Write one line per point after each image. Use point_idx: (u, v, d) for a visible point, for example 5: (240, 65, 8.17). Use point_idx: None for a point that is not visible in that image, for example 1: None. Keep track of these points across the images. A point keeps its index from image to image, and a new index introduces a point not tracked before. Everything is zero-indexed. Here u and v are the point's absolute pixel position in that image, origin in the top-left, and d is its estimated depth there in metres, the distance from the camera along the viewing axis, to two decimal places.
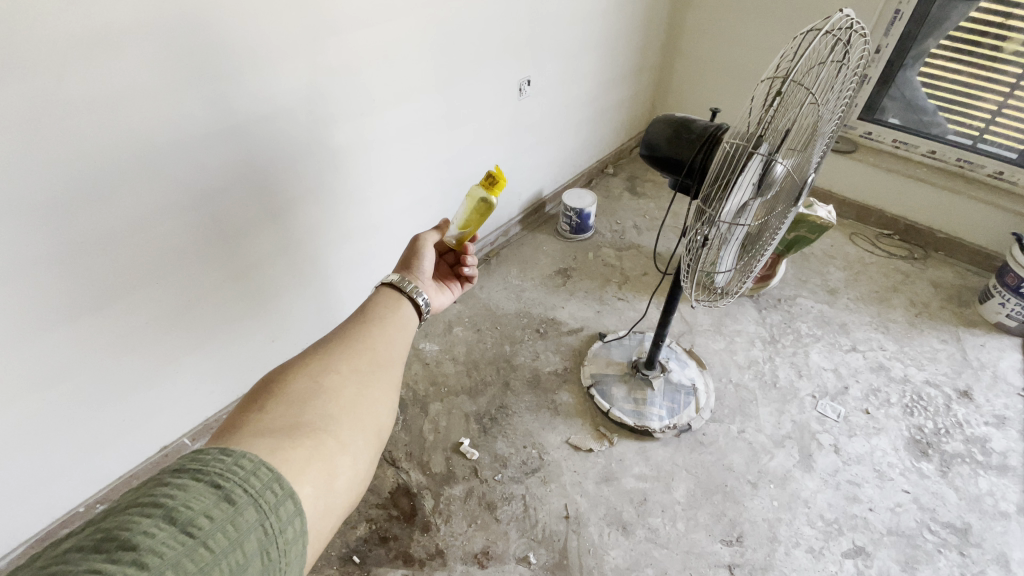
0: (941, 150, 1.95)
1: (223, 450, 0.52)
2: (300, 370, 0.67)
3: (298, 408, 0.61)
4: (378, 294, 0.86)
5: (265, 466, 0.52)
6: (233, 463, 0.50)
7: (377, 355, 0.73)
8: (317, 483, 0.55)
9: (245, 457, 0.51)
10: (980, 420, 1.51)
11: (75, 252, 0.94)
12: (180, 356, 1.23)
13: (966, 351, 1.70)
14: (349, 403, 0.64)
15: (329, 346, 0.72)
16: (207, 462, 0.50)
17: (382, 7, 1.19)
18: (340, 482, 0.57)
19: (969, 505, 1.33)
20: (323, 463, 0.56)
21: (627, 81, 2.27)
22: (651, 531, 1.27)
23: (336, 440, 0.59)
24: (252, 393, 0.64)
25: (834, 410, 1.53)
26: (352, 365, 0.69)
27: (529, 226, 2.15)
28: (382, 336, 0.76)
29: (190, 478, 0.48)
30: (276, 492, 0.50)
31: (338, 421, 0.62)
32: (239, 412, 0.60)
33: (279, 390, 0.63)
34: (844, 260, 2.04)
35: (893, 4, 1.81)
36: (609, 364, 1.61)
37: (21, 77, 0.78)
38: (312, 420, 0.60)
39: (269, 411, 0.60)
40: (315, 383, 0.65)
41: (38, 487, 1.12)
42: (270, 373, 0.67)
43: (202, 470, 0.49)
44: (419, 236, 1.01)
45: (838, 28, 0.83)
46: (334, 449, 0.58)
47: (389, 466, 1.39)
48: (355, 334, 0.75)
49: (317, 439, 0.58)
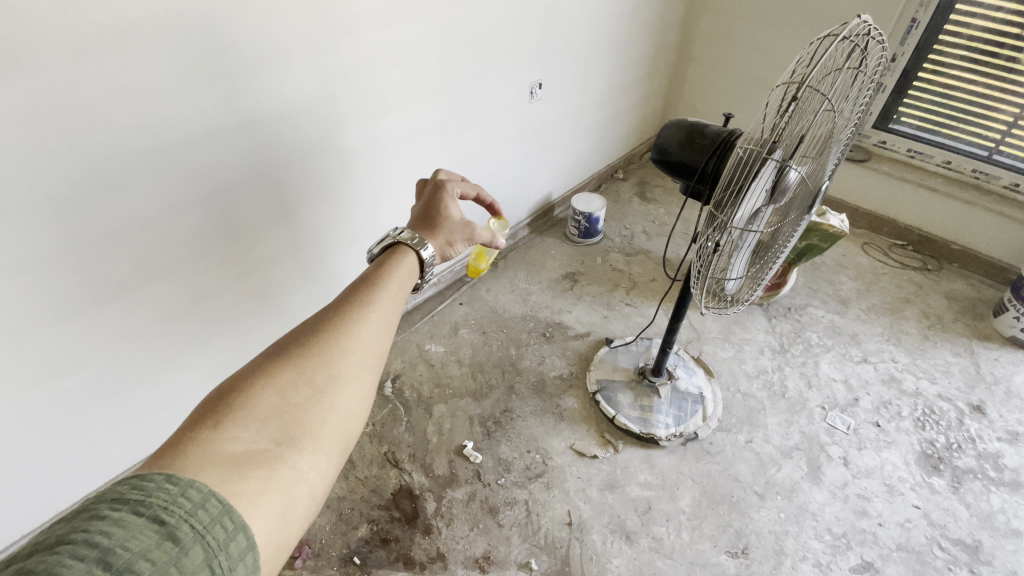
0: (956, 161, 1.93)
1: (169, 476, 0.46)
2: (265, 374, 0.57)
3: (255, 430, 0.53)
4: (398, 269, 0.76)
5: (215, 497, 0.46)
6: (178, 494, 0.44)
7: (359, 355, 0.63)
8: (270, 519, 0.48)
9: (192, 486, 0.45)
10: (993, 436, 1.48)
11: (79, 249, 0.94)
12: (187, 352, 1.23)
13: (980, 365, 1.67)
14: (317, 419, 0.56)
15: (304, 338, 0.62)
16: (149, 491, 0.44)
17: (395, 8, 1.19)
18: (297, 514, 0.51)
19: (980, 522, 1.30)
20: (278, 497, 0.49)
21: (639, 85, 2.26)
22: (654, 540, 1.26)
23: (294, 468, 0.52)
24: (207, 398, 0.55)
25: (843, 422, 1.50)
26: (326, 371, 0.60)
27: (537, 229, 2.15)
28: (371, 325, 0.66)
29: (129, 512, 0.42)
30: (226, 525, 0.45)
31: (300, 444, 0.54)
32: (187, 426, 0.52)
33: (237, 400, 0.55)
34: (856, 270, 2.02)
35: (910, 12, 1.79)
36: (615, 370, 1.60)
37: (34, 72, 0.78)
38: (269, 444, 0.53)
39: (222, 428, 0.52)
40: (280, 392, 0.56)
41: (43, 480, 1.12)
42: (233, 374, 0.58)
43: (144, 503, 0.43)
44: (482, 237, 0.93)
45: (855, 34, 0.82)
46: (292, 479, 0.51)
47: (392, 467, 1.38)
48: (338, 321, 0.64)
49: (272, 468, 0.51)
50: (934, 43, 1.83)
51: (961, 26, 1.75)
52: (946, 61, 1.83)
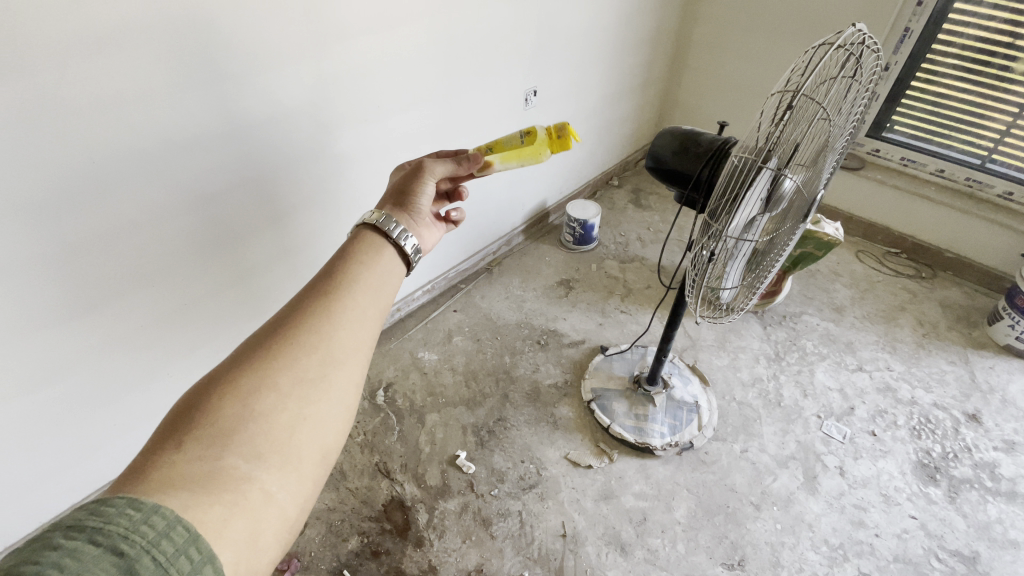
0: (949, 169, 1.94)
1: (132, 501, 0.44)
2: (230, 384, 0.55)
3: (220, 447, 0.51)
4: (373, 258, 0.73)
5: (182, 524, 0.44)
6: (141, 521, 0.42)
7: (330, 355, 0.61)
8: (238, 547, 0.47)
9: (157, 513, 0.43)
10: (989, 445, 1.47)
11: (65, 256, 0.93)
12: (174, 361, 1.20)
13: (975, 373, 1.67)
14: (286, 432, 0.54)
15: (272, 341, 0.60)
16: (110, 518, 0.42)
17: (389, 13, 1.18)
18: (266, 537, 0.50)
19: (977, 533, 1.29)
20: (245, 523, 0.48)
21: (635, 93, 2.26)
22: (650, 552, 1.24)
23: (261, 489, 0.50)
24: (172, 413, 0.54)
25: (839, 431, 1.49)
26: (297, 376, 0.58)
27: (532, 235, 2.14)
28: (341, 323, 0.63)
29: (86, 541, 0.40)
30: (191, 557, 0.43)
31: (268, 460, 0.52)
32: (151, 446, 0.51)
33: (200, 415, 0.52)
34: (850, 277, 2.02)
35: (903, 22, 1.80)
36: (610, 378, 1.58)
37: (19, 74, 0.76)
38: (235, 461, 0.51)
39: (186, 446, 0.50)
40: (246, 403, 0.54)
41: (26, 492, 1.10)
42: (198, 383, 0.56)
43: (102, 530, 0.41)
44: (423, 166, 0.93)
45: (850, 43, 0.82)
46: (259, 502, 0.50)
47: (384, 477, 1.36)
48: (309, 321, 0.62)
49: (238, 491, 0.49)
50: (927, 52, 1.84)
51: (954, 35, 1.76)
52: (939, 70, 1.84)
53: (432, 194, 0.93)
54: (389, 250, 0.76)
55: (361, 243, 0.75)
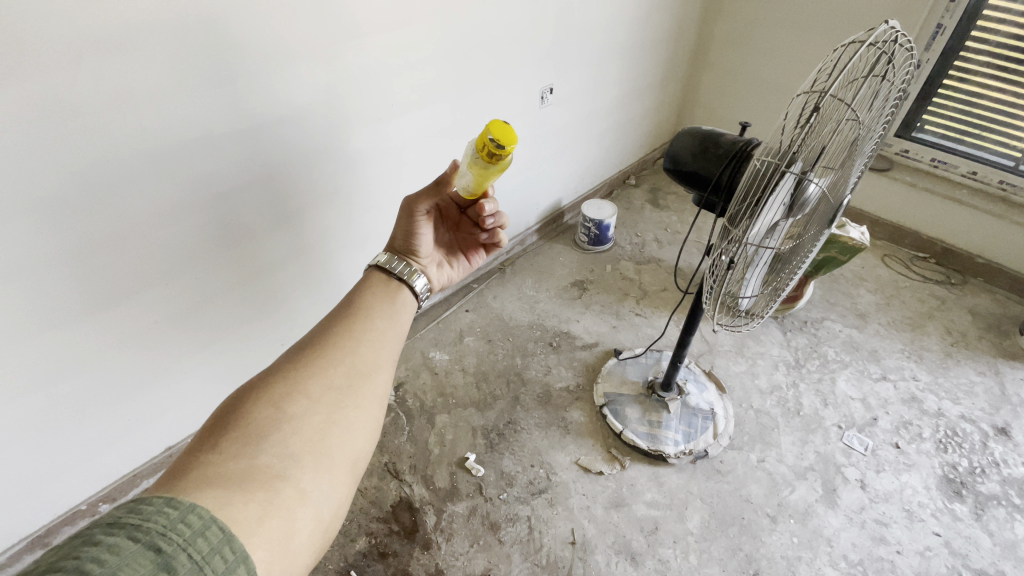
0: (982, 171, 1.85)
1: (169, 499, 0.44)
2: (262, 393, 0.58)
3: (255, 447, 0.52)
4: (381, 289, 0.77)
5: (217, 524, 0.44)
6: (177, 519, 0.42)
7: (355, 368, 0.64)
8: (272, 546, 0.47)
9: (193, 512, 0.43)
10: (1018, 460, 1.41)
11: (85, 252, 0.93)
12: (187, 358, 1.21)
13: (1005, 385, 1.60)
14: (317, 434, 0.56)
15: (299, 357, 0.63)
16: (148, 515, 0.41)
17: (403, 9, 1.16)
18: (302, 537, 0.49)
19: (1004, 552, 1.24)
20: (279, 521, 0.48)
21: (655, 89, 2.22)
22: (660, 563, 1.21)
23: (296, 487, 0.51)
24: (208, 424, 0.55)
25: (861, 443, 1.45)
26: (325, 383, 0.60)
27: (546, 235, 2.12)
28: (360, 339, 0.67)
29: (125, 538, 0.39)
30: (225, 557, 0.42)
31: (301, 460, 0.53)
32: (190, 450, 0.52)
33: (236, 420, 0.54)
34: (875, 283, 1.95)
35: (936, 18, 1.72)
36: (623, 383, 1.55)
37: (33, 73, 0.76)
38: (269, 460, 0.52)
39: (223, 448, 0.51)
40: (279, 407, 0.56)
41: (41, 485, 1.11)
42: (234, 393, 0.58)
43: (141, 527, 0.40)
44: (406, 205, 0.88)
45: (882, 41, 0.77)
46: (293, 500, 0.50)
47: (392, 478, 1.35)
48: (331, 341, 0.65)
49: (274, 489, 0.49)
50: (959, 51, 1.77)
51: (988, 33, 1.69)
52: (970, 69, 1.77)
53: (422, 230, 0.89)
54: (395, 283, 0.79)
55: (369, 282, 0.78)
